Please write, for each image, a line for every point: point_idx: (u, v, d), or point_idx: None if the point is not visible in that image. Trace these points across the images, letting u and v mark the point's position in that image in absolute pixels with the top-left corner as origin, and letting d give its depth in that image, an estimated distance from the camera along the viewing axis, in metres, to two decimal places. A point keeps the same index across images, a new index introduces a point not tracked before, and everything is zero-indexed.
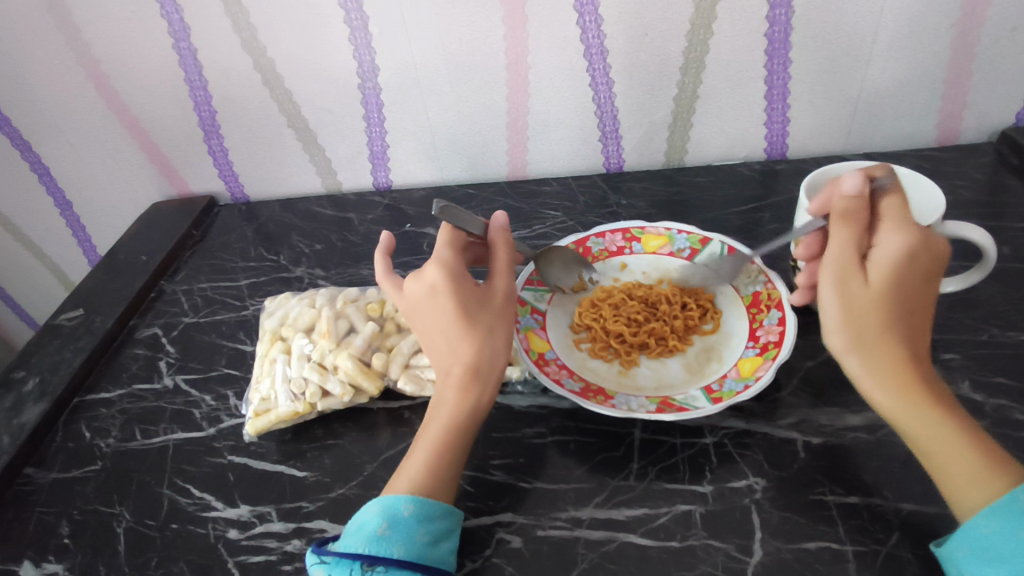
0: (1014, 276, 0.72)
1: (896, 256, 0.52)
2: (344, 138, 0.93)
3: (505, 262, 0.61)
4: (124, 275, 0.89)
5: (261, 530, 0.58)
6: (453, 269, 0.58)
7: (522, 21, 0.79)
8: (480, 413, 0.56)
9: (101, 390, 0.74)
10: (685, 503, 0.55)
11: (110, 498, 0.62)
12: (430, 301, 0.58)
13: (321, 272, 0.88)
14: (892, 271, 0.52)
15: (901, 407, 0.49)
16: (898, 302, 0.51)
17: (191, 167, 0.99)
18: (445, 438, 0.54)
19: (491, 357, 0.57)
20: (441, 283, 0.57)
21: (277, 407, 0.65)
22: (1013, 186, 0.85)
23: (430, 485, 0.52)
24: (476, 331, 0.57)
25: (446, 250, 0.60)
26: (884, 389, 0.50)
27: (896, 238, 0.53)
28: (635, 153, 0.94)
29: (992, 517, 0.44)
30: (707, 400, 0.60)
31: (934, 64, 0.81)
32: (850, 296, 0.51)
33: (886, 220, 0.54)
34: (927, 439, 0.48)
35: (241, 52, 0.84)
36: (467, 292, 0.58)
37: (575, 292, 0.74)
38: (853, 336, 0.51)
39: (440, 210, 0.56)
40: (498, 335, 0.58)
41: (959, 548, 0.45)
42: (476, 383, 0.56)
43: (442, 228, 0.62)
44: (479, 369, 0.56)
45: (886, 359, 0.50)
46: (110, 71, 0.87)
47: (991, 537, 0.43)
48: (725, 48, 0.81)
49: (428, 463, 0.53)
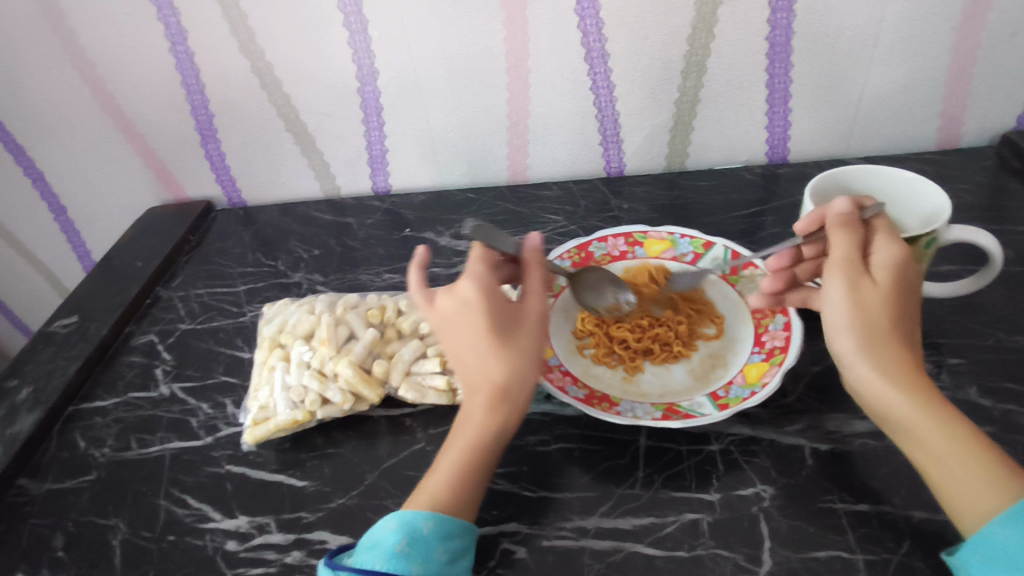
0: (1019, 280, 0.72)
1: (898, 267, 0.52)
2: (342, 142, 0.93)
3: (539, 279, 0.58)
4: (120, 281, 0.87)
5: (261, 541, 0.57)
6: (487, 283, 0.56)
7: (522, 24, 0.79)
8: (507, 435, 0.53)
9: (96, 399, 0.73)
10: (692, 511, 0.54)
11: (105, 509, 0.61)
12: (461, 315, 0.55)
13: (320, 277, 0.87)
14: (893, 278, 0.51)
15: (912, 411, 0.48)
16: (903, 307, 0.51)
17: (188, 172, 0.98)
18: (470, 455, 0.52)
19: (523, 377, 0.53)
20: (474, 297, 0.55)
21: (277, 415, 0.63)
22: (1015, 190, 0.85)
23: (451, 503, 0.51)
24: (508, 349, 0.53)
25: (478, 264, 0.58)
26: (894, 392, 0.48)
27: (891, 248, 0.53)
28: (636, 157, 0.93)
29: (1008, 525, 0.43)
30: (713, 406, 0.59)
31: (935, 68, 0.81)
32: (862, 300, 0.51)
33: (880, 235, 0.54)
34: (937, 444, 0.47)
35: (238, 56, 0.83)
36: (500, 307, 0.55)
37: (610, 314, 0.70)
38: (863, 339, 0.50)
39: (471, 227, 0.59)
40: (532, 356, 0.54)
41: (973, 556, 0.44)
42: (505, 403, 0.53)
43: (475, 242, 0.59)
44: (508, 389, 0.53)
45: (895, 364, 0.49)
46: (105, 75, 0.86)
47: (1007, 545, 0.42)
48: (726, 52, 0.80)
49: (452, 479, 0.52)
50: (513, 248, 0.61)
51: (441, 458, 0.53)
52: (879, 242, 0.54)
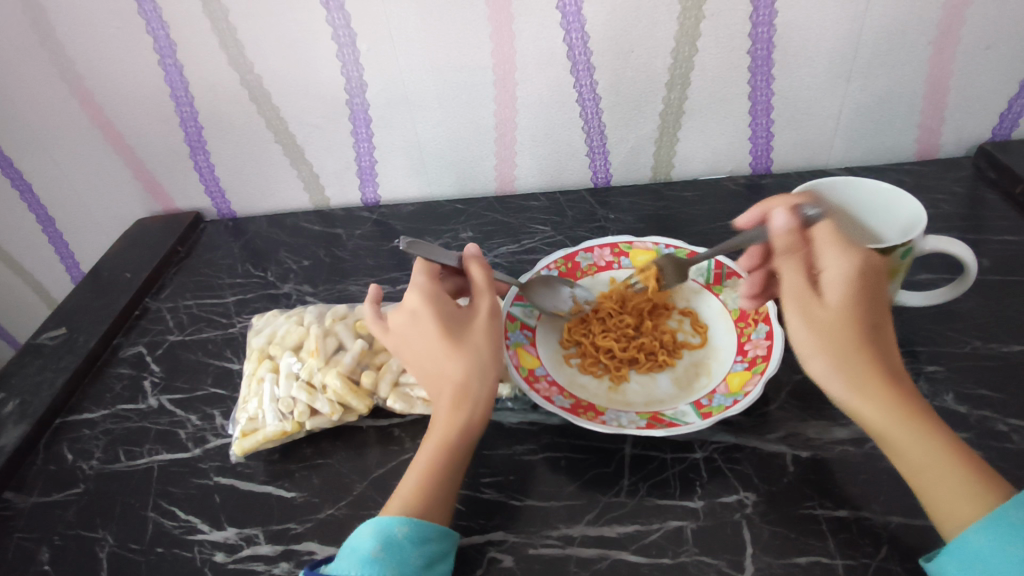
0: (995, 288, 0.74)
1: (848, 276, 0.52)
2: (332, 154, 0.93)
3: (484, 284, 0.61)
4: (108, 293, 0.87)
5: (248, 552, 0.57)
6: (433, 296, 0.59)
7: (509, 38, 0.80)
8: (473, 432, 0.55)
9: (84, 411, 0.73)
10: (677, 519, 0.55)
11: (93, 522, 0.61)
12: (413, 329, 0.58)
13: (309, 288, 0.87)
14: (845, 296, 0.52)
15: (891, 424, 0.49)
16: (861, 322, 0.51)
17: (177, 183, 0.98)
18: (438, 456, 0.54)
19: (480, 377, 0.56)
20: (422, 309, 0.58)
21: (265, 426, 0.64)
22: (991, 200, 0.87)
23: (422, 505, 0.52)
24: (462, 352, 0.56)
25: (423, 280, 0.61)
26: (868, 409, 0.49)
27: (838, 262, 0.53)
28: (622, 168, 0.95)
29: (983, 533, 0.44)
30: (697, 415, 0.60)
31: (912, 81, 0.83)
32: (815, 322, 0.52)
33: (827, 242, 0.54)
34: (917, 454, 0.48)
35: (228, 69, 0.84)
36: (449, 315, 0.58)
37: (573, 316, 0.73)
38: (828, 362, 0.51)
39: (406, 245, 0.57)
40: (485, 354, 0.57)
41: (949, 563, 0.45)
42: (466, 402, 0.55)
43: (418, 261, 0.62)
44: (467, 388, 0.55)
45: (869, 384, 0.49)
46: (94, 87, 0.86)
47: (982, 552, 0.43)
48: (709, 65, 0.82)
49: (420, 482, 0.53)
50: (455, 260, 0.62)
51: (416, 461, 0.55)
52: (825, 256, 0.54)
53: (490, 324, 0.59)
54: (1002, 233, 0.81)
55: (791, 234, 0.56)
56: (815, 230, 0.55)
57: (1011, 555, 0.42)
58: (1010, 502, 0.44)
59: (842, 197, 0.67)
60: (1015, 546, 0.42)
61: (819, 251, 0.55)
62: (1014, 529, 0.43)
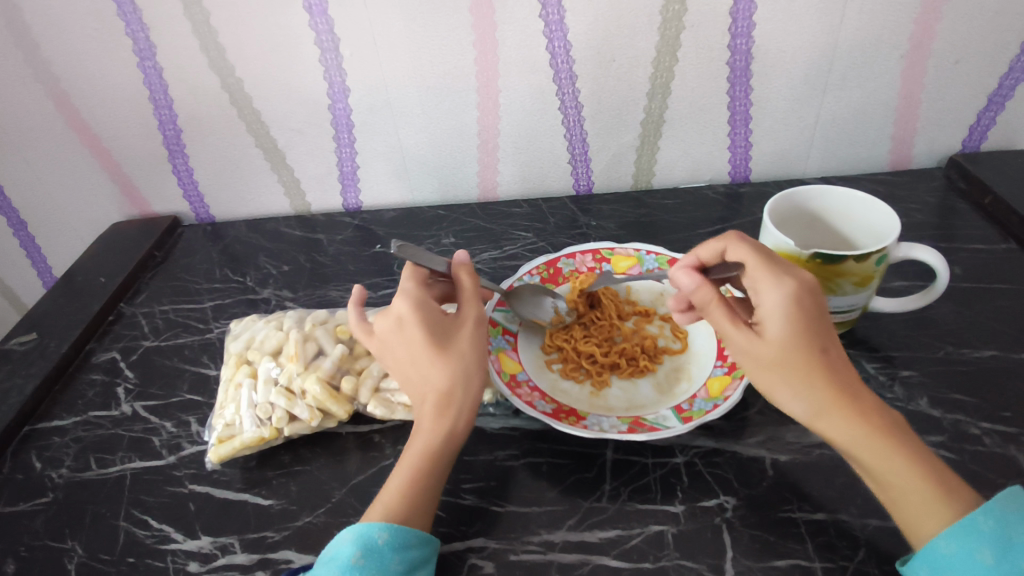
0: (966, 295, 0.75)
1: (785, 312, 0.51)
2: (313, 159, 0.93)
3: (471, 292, 0.61)
4: (81, 297, 0.85)
5: (223, 562, 0.56)
6: (419, 301, 0.58)
7: (492, 46, 0.81)
8: (457, 439, 0.55)
9: (54, 418, 0.71)
10: (657, 523, 0.55)
11: (62, 532, 0.59)
12: (398, 334, 0.57)
13: (289, 293, 0.86)
14: (784, 330, 0.51)
15: (857, 445, 0.49)
16: (807, 351, 0.50)
17: (154, 187, 0.97)
18: (421, 462, 0.53)
19: (465, 384, 0.56)
20: (407, 314, 0.57)
21: (242, 433, 0.63)
22: (962, 210, 0.89)
23: (403, 511, 0.51)
24: (447, 358, 0.56)
25: (409, 285, 0.60)
26: (834, 433, 0.50)
27: (773, 292, 0.52)
28: (603, 176, 0.96)
29: (952, 539, 0.45)
30: (678, 419, 0.60)
31: (885, 93, 0.85)
32: (766, 359, 0.51)
33: (765, 278, 0.52)
34: (883, 472, 0.48)
35: (208, 72, 0.83)
36: (435, 320, 0.57)
37: (553, 326, 0.72)
38: (789, 392, 0.51)
39: (397, 248, 0.58)
40: (470, 360, 0.57)
41: (919, 568, 0.46)
42: (450, 408, 0.55)
43: (405, 265, 0.62)
44: (453, 395, 0.55)
45: (829, 405, 0.50)
46: (70, 89, 0.85)
47: (951, 557, 0.44)
48: (689, 76, 0.83)
49: (401, 488, 0.52)
50: (443, 265, 0.62)
51: (397, 469, 0.54)
52: (761, 289, 0.52)
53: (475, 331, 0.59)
54: (972, 241, 0.83)
55: (701, 290, 0.56)
56: (749, 263, 0.54)
57: (978, 561, 0.43)
58: (979, 509, 0.45)
59: (822, 204, 0.68)
60: (982, 552, 0.44)
61: (755, 284, 0.53)
62: (982, 535, 0.44)
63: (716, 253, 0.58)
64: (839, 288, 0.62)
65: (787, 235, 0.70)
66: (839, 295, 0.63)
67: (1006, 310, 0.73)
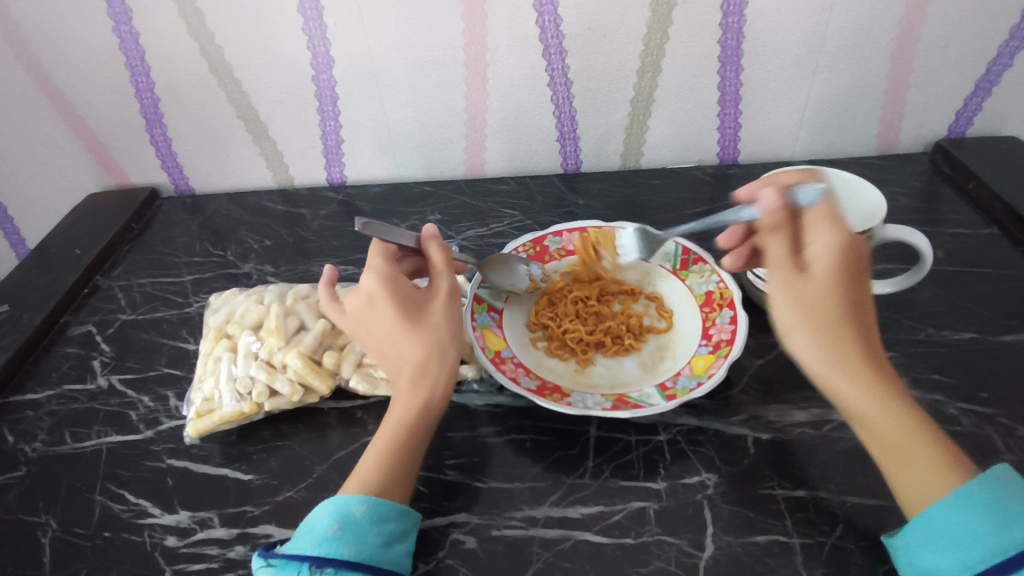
0: (948, 279, 0.76)
1: (838, 252, 0.53)
2: (297, 132, 0.91)
3: (444, 265, 0.60)
4: (56, 269, 0.83)
5: (202, 536, 0.55)
6: (390, 277, 0.58)
7: (481, 18, 0.79)
8: (434, 411, 0.54)
9: (28, 392, 0.69)
10: (639, 499, 0.55)
11: (35, 506, 0.58)
12: (369, 312, 0.57)
13: (270, 268, 0.85)
14: (833, 269, 0.52)
15: (874, 404, 0.49)
16: (847, 299, 0.52)
17: (131, 157, 0.94)
18: (397, 435, 0.53)
19: (438, 356, 0.55)
20: (377, 290, 0.57)
21: (221, 407, 0.62)
22: (946, 194, 0.89)
23: (381, 485, 0.51)
24: (418, 331, 0.56)
25: (378, 262, 0.60)
26: (850, 389, 0.50)
27: (828, 235, 0.54)
28: (592, 154, 0.95)
29: (949, 507, 0.45)
30: (662, 397, 0.60)
31: (875, 76, 0.85)
32: (805, 294, 0.52)
33: (821, 222, 0.55)
34: (897, 433, 0.49)
35: (187, 38, 0.80)
36: (406, 295, 0.57)
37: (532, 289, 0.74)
38: (822, 334, 0.51)
39: (361, 224, 0.58)
40: (443, 333, 0.57)
41: (914, 538, 0.46)
42: (424, 381, 0.54)
43: (374, 242, 0.61)
44: (427, 367, 0.55)
45: (853, 360, 0.50)
46: (42, 53, 0.82)
47: (947, 526, 0.45)
48: (680, 53, 0.82)
49: (378, 460, 0.52)
50: (412, 240, 0.62)
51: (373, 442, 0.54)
52: (817, 230, 0.54)
53: (450, 305, 0.59)
54: (955, 226, 0.84)
55: (778, 211, 0.56)
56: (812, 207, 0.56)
57: (975, 529, 0.44)
58: (975, 479, 0.46)
59: None
60: (979, 520, 0.44)
61: (810, 225, 0.55)
62: (978, 504, 0.45)
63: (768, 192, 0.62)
64: None
65: None
66: None
67: (987, 293, 0.74)
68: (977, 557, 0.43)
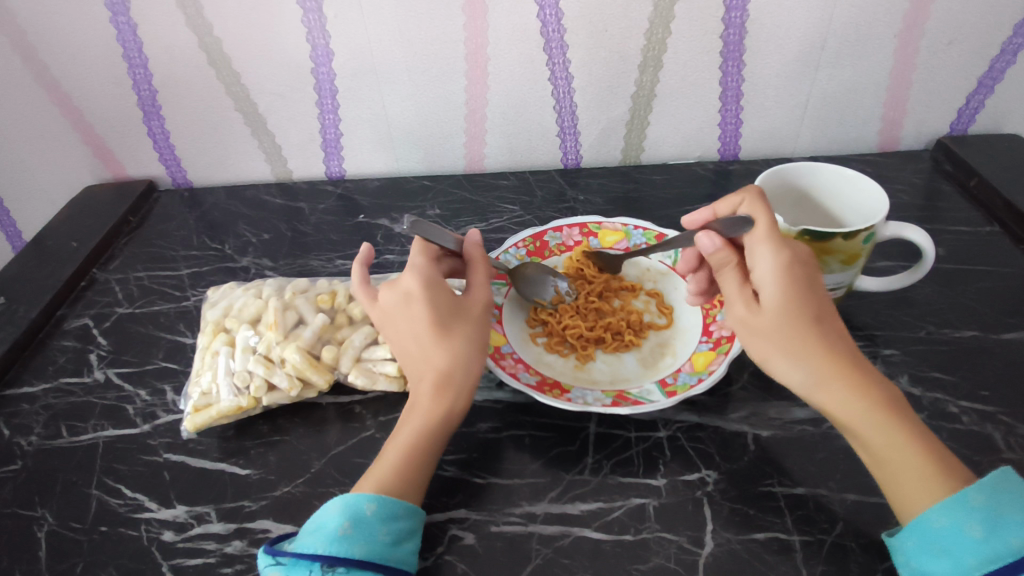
0: (949, 276, 0.76)
1: (781, 275, 0.53)
2: (296, 125, 0.90)
3: (483, 276, 0.61)
4: (53, 261, 0.83)
5: (199, 531, 0.55)
6: (429, 279, 0.58)
7: (482, 12, 0.78)
8: (454, 419, 0.55)
9: (24, 385, 0.69)
10: (639, 496, 0.55)
11: (31, 500, 0.58)
12: (403, 311, 0.57)
13: (269, 262, 0.84)
14: (780, 292, 0.52)
15: (856, 417, 0.49)
16: (804, 315, 0.52)
17: (129, 150, 0.93)
18: (417, 439, 0.53)
19: (465, 365, 0.55)
20: (416, 290, 0.57)
21: (219, 402, 0.61)
22: (947, 192, 0.89)
23: (397, 487, 0.50)
24: (450, 338, 0.55)
25: (420, 260, 0.60)
26: (830, 404, 0.50)
27: (768, 259, 0.54)
28: (592, 150, 0.94)
29: (943, 513, 0.45)
30: (662, 393, 0.60)
31: (877, 73, 0.85)
32: (760, 324, 0.53)
33: (762, 244, 0.54)
34: (886, 444, 0.48)
35: (185, 30, 0.80)
36: (441, 300, 0.57)
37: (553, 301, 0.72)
38: (791, 355, 0.51)
39: (409, 224, 0.57)
40: (472, 343, 0.56)
41: (907, 540, 0.46)
42: (449, 389, 0.54)
43: (417, 239, 0.61)
44: (452, 376, 0.55)
45: (830, 374, 0.50)
46: (38, 44, 0.81)
47: (940, 531, 0.44)
48: (682, 48, 0.82)
49: (398, 462, 0.52)
50: (455, 243, 0.62)
51: (391, 443, 0.54)
52: (758, 254, 0.54)
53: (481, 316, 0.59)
54: (956, 223, 0.84)
55: (721, 252, 0.55)
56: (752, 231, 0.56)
57: (968, 535, 0.43)
58: (972, 485, 0.45)
59: (814, 179, 0.68)
60: (973, 526, 0.43)
61: (751, 250, 0.55)
62: (973, 511, 0.44)
63: (733, 206, 0.60)
64: (826, 266, 0.62)
65: (778, 210, 0.69)
66: (825, 273, 0.63)
67: (987, 291, 0.74)
68: (969, 563, 0.43)
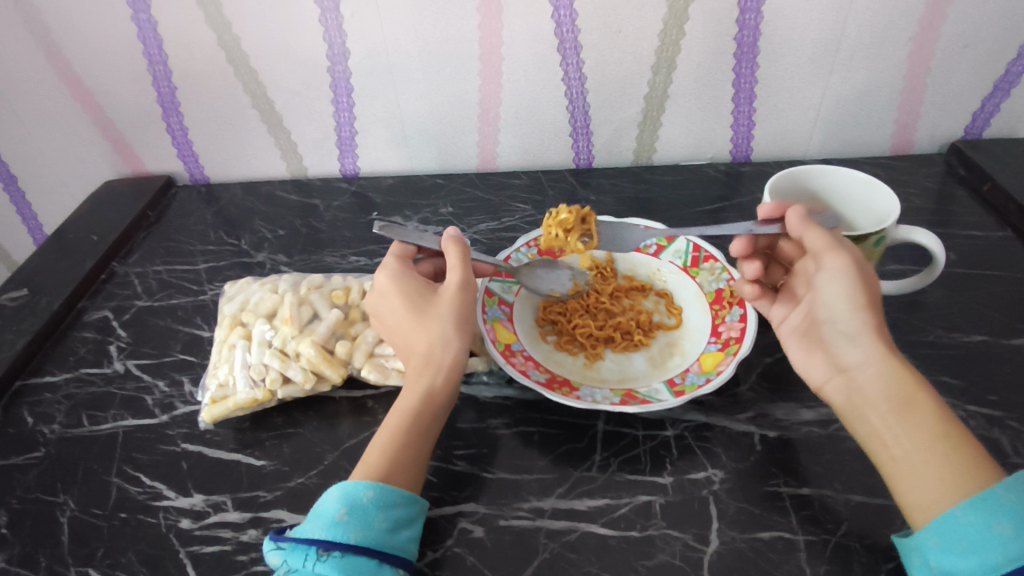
0: (960, 281, 0.76)
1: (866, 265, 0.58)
2: (312, 122, 0.91)
3: (457, 259, 0.60)
4: (74, 254, 0.85)
5: (216, 519, 0.56)
6: (401, 274, 0.61)
7: (496, 12, 0.79)
8: (438, 398, 0.56)
9: (46, 374, 0.71)
10: (646, 494, 0.56)
11: (54, 486, 0.59)
12: (383, 306, 0.60)
13: (283, 257, 0.86)
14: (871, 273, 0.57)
15: (917, 394, 0.50)
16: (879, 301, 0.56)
17: (148, 145, 0.95)
18: (403, 421, 0.54)
19: (442, 344, 0.57)
20: (388, 286, 0.60)
21: (235, 394, 0.63)
22: (960, 196, 0.89)
23: (384, 470, 0.51)
24: (424, 322, 0.57)
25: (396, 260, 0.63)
26: (901, 375, 0.51)
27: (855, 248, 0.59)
28: (604, 150, 0.95)
29: (970, 508, 0.43)
30: (670, 393, 0.60)
31: (892, 76, 0.85)
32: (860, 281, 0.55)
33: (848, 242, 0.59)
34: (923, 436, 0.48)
35: (204, 28, 0.81)
36: (414, 288, 0.60)
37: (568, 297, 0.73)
38: (875, 320, 0.53)
39: (376, 228, 0.61)
40: (447, 323, 0.57)
41: (929, 539, 0.45)
42: (429, 368, 0.56)
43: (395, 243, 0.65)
44: (431, 356, 0.56)
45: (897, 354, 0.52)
46: (62, 41, 0.83)
47: (967, 528, 0.43)
48: (695, 50, 0.82)
49: (385, 445, 0.53)
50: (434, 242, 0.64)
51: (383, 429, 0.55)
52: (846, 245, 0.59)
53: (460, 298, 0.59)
54: (968, 228, 0.83)
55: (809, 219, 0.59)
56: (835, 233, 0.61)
57: (996, 533, 0.42)
58: (1001, 483, 0.44)
59: (823, 182, 0.68)
60: (1002, 524, 0.42)
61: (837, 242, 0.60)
62: (1002, 508, 0.43)
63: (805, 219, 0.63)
64: None
65: None
66: None
67: (998, 296, 0.74)
68: (998, 560, 0.41)
